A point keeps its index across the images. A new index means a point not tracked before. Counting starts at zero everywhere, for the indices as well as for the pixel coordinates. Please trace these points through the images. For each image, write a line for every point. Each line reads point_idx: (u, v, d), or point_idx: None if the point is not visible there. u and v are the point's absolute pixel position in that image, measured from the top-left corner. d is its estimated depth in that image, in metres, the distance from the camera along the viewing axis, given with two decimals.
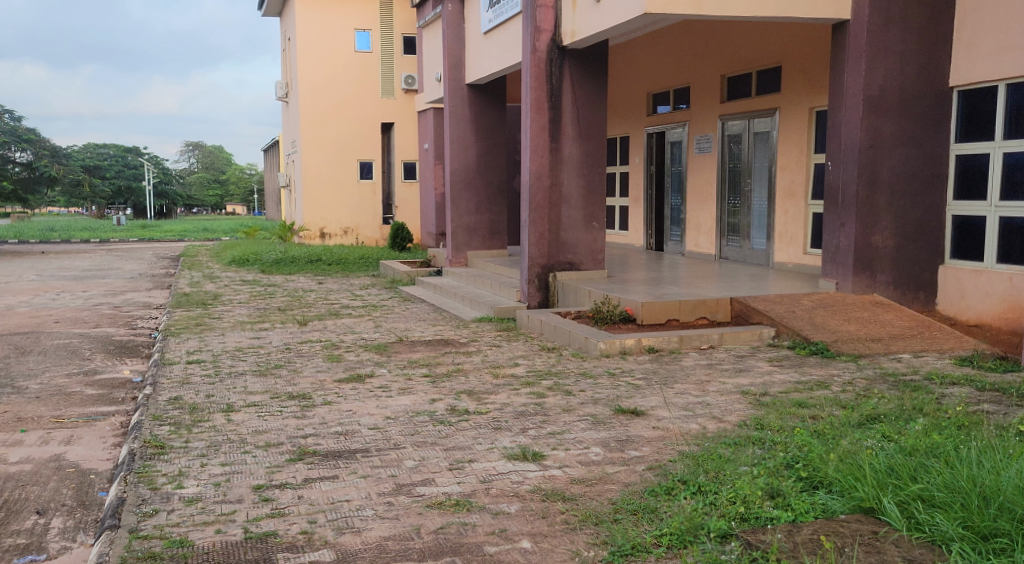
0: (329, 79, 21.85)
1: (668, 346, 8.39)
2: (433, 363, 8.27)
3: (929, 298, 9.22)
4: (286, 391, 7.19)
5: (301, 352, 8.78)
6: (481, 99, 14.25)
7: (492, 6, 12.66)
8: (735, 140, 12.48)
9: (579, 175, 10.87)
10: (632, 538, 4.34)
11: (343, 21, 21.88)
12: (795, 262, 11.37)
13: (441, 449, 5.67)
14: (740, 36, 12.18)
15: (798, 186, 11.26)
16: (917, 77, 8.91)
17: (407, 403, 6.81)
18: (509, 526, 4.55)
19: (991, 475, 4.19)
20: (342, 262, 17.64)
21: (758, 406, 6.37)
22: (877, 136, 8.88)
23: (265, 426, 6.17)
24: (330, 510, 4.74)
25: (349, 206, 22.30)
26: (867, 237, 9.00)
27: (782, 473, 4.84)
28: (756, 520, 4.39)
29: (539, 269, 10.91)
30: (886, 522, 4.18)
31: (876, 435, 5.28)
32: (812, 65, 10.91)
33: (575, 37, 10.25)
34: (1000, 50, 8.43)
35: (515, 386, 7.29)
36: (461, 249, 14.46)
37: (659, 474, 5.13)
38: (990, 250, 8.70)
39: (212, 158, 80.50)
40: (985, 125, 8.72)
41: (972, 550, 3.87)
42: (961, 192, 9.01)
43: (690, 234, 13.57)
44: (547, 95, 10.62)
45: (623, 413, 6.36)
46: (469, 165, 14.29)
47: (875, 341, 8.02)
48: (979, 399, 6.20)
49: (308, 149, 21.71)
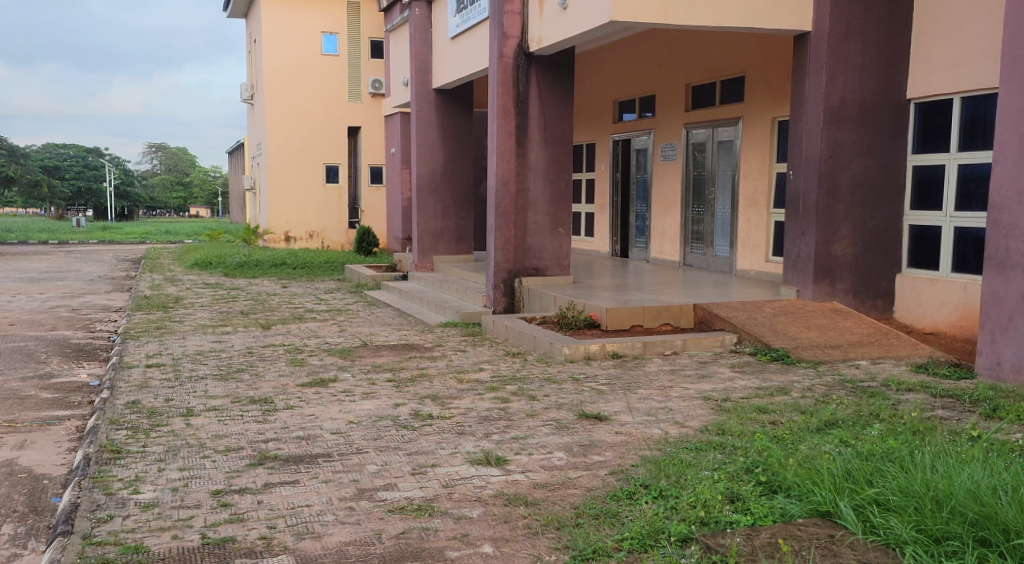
0: (296, 82, 21.74)
1: (632, 352, 8.44)
2: (397, 368, 8.25)
3: (887, 306, 9.38)
4: (247, 395, 7.14)
5: (263, 356, 8.73)
6: (448, 104, 14.27)
7: (459, 11, 12.67)
8: (700, 148, 12.61)
9: (545, 181, 10.92)
10: (593, 542, 4.36)
11: (310, 24, 21.79)
12: (757, 269, 11.48)
13: (403, 454, 5.67)
14: (704, 45, 12.31)
15: (761, 195, 11.39)
16: (876, 89, 9.06)
17: (371, 408, 6.80)
18: (471, 530, 4.56)
19: (944, 480, 4.26)
20: (307, 265, 17.55)
21: (720, 411, 6.43)
22: (837, 146, 9.01)
23: (225, 431, 6.13)
24: (290, 515, 4.72)
25: (315, 210, 22.20)
26: (827, 245, 9.13)
27: (742, 477, 4.92)
28: (716, 524, 4.43)
29: (505, 275, 10.92)
30: (842, 526, 4.25)
31: (834, 440, 5.36)
32: (775, 75, 11.04)
33: (542, 43, 10.29)
34: (955, 64, 8.60)
35: (479, 391, 7.31)
36: (427, 254, 14.46)
37: (621, 479, 5.17)
38: (945, 259, 8.87)
39: (176, 160, 79.63)
40: (941, 138, 8.87)
41: (925, 553, 3.92)
42: (918, 203, 9.17)
43: (655, 241, 13.66)
44: (514, 101, 10.66)
45: (587, 418, 6.40)
46: (435, 170, 14.28)
47: (834, 348, 8.14)
48: (934, 405, 6.31)
49: (273, 152, 21.57)
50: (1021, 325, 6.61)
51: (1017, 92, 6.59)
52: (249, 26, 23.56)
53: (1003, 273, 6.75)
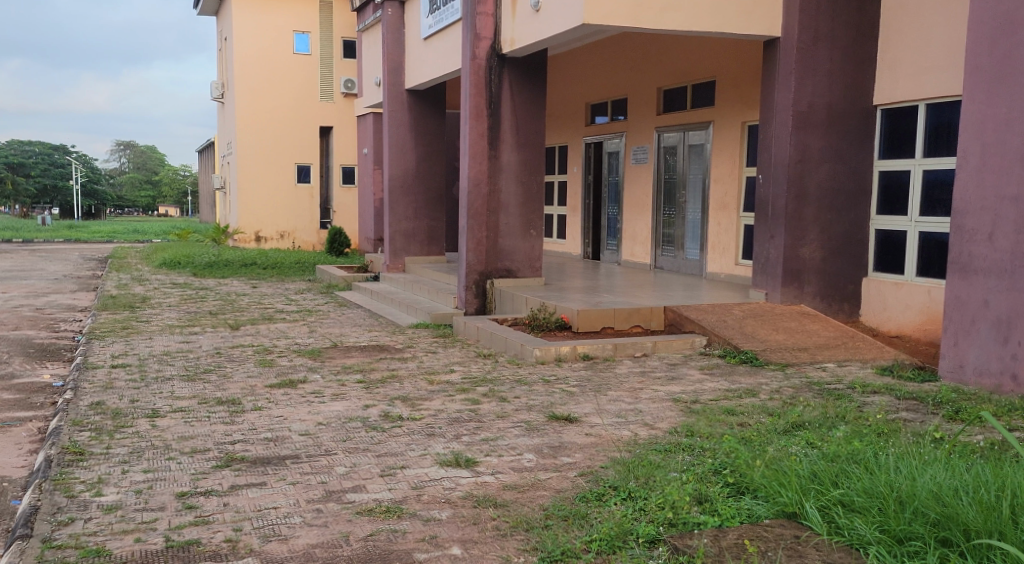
0: (267, 81, 21.61)
1: (603, 353, 8.46)
2: (367, 369, 8.22)
3: (853, 309, 9.49)
4: (215, 396, 7.09)
5: (232, 357, 8.67)
6: (420, 104, 14.23)
7: (432, 12, 12.66)
8: (671, 151, 12.67)
9: (516, 183, 10.93)
10: (562, 543, 4.37)
11: (282, 23, 21.67)
12: (726, 272, 11.56)
13: (373, 456, 5.65)
14: (675, 48, 12.39)
15: (730, 198, 11.48)
16: (844, 95, 9.15)
17: (340, 409, 6.77)
18: (439, 532, 4.56)
19: (907, 480, 4.30)
20: (277, 266, 17.45)
21: (689, 413, 6.47)
22: (806, 150, 9.09)
23: (192, 432, 6.08)
24: (256, 517, 4.69)
25: (286, 210, 22.08)
26: (796, 249, 9.21)
27: (710, 478, 4.97)
28: (684, 525, 4.47)
29: (476, 276, 10.92)
30: (807, 527, 4.29)
31: (801, 442, 5.41)
32: (744, 80, 11.13)
33: (514, 45, 10.30)
34: (921, 72, 8.72)
35: (450, 392, 7.30)
36: (398, 255, 14.42)
37: (591, 480, 5.18)
38: (910, 263, 8.99)
39: (144, 159, 78.80)
40: (906, 144, 8.99)
41: (888, 553, 3.96)
42: (884, 208, 9.28)
43: (627, 244, 13.71)
44: (486, 102, 10.66)
45: (557, 420, 6.41)
46: (408, 170, 14.26)
47: (801, 350, 8.22)
48: (898, 407, 6.39)
49: (244, 151, 21.41)
50: (982, 329, 6.72)
51: (982, 100, 6.68)
52: (220, 24, 23.41)
53: (966, 277, 6.84)
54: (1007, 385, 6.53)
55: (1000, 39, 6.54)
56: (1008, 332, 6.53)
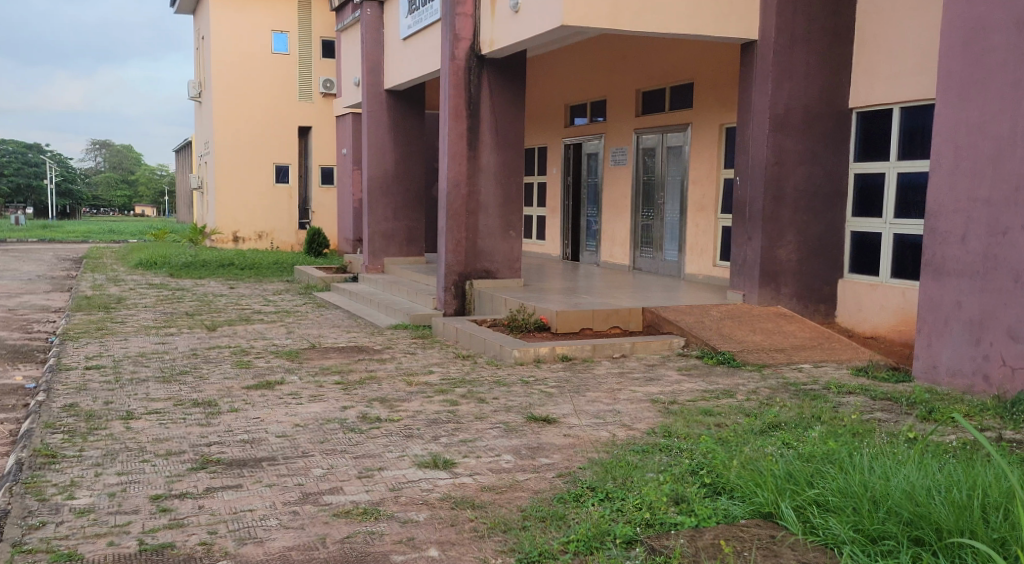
0: (245, 81, 21.50)
1: (582, 355, 8.47)
2: (345, 370, 8.19)
3: (829, 310, 9.56)
4: (190, 397, 7.04)
5: (208, 358, 8.61)
6: (399, 104, 14.20)
7: (411, 13, 12.63)
8: (649, 153, 12.71)
9: (496, 184, 10.93)
10: (539, 544, 4.37)
11: (260, 22, 21.56)
12: (704, 274, 11.61)
13: (350, 457, 5.63)
14: (654, 51, 12.43)
15: (708, 200, 11.53)
16: (820, 97, 9.22)
17: (317, 410, 6.74)
18: (417, 534, 4.55)
19: (881, 480, 4.33)
20: (254, 267, 17.37)
21: (667, 414, 6.49)
22: (782, 153, 9.14)
23: (167, 434, 6.03)
24: (231, 520, 4.66)
25: (264, 210, 21.97)
26: (772, 250, 9.26)
27: (687, 478, 4.99)
28: (661, 525, 4.49)
29: (456, 277, 10.92)
30: (782, 526, 4.31)
31: (777, 442, 5.44)
32: (722, 82, 11.19)
33: (493, 46, 10.30)
34: (896, 75, 8.80)
35: (427, 394, 7.28)
36: (377, 255, 14.39)
37: (568, 481, 5.19)
38: (885, 265, 9.08)
39: (120, 158, 78.24)
40: (882, 146, 9.08)
41: (862, 553, 3.98)
42: (860, 209, 9.36)
43: (606, 245, 13.74)
44: (465, 103, 10.65)
45: (535, 421, 6.41)
46: (387, 171, 14.23)
47: (778, 351, 8.27)
48: (872, 407, 6.44)
49: (222, 151, 21.28)
50: (955, 329, 6.78)
51: (955, 103, 6.74)
52: (198, 22, 23.26)
53: (939, 279, 6.91)
54: (979, 386, 6.60)
55: (973, 42, 6.60)
56: (980, 333, 6.59)
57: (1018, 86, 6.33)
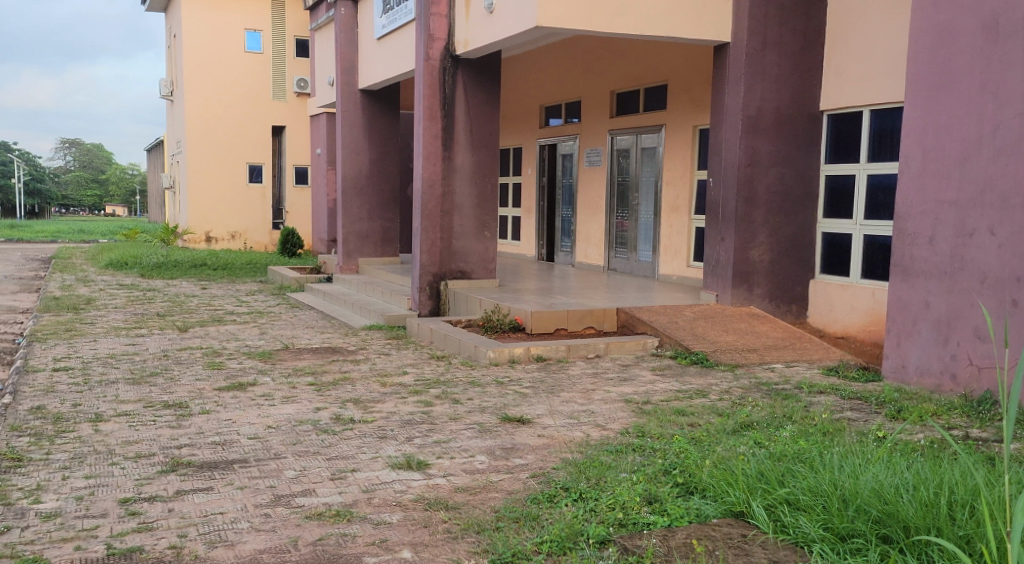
0: (218, 80, 21.36)
1: (556, 355, 8.48)
2: (319, 371, 8.16)
3: (801, 310, 9.64)
4: (161, 399, 6.98)
5: (179, 359, 8.55)
6: (374, 104, 14.15)
7: (385, 12, 12.59)
8: (623, 154, 12.76)
9: (470, 184, 10.92)
10: (513, 545, 4.37)
11: (232, 20, 21.43)
12: (678, 274, 11.67)
13: (323, 459, 5.60)
14: (628, 52, 12.48)
15: (682, 201, 11.58)
16: (792, 99, 9.29)
17: (290, 412, 6.71)
18: (390, 535, 4.53)
19: (852, 478, 4.36)
20: (227, 267, 17.26)
21: (641, 414, 6.51)
22: (755, 154, 9.20)
23: (136, 436, 5.98)
24: (202, 523, 4.63)
25: (237, 210, 21.83)
26: (745, 252, 9.31)
27: (660, 478, 5.01)
28: (634, 525, 4.50)
29: (430, 278, 10.90)
30: (754, 525, 4.34)
31: (749, 442, 5.47)
32: (695, 83, 11.25)
33: (468, 47, 10.29)
34: (866, 78, 8.89)
35: (402, 395, 7.26)
36: (351, 256, 14.35)
37: (542, 482, 5.19)
38: (855, 266, 9.18)
39: (91, 157, 77.48)
40: (852, 148, 9.17)
41: (831, 551, 4.01)
42: (831, 210, 9.45)
43: (580, 245, 13.78)
44: (440, 103, 10.63)
45: (509, 421, 6.41)
46: (361, 171, 14.18)
47: (750, 351, 8.32)
48: (843, 406, 6.49)
49: (194, 151, 21.11)
50: (924, 329, 6.85)
51: (923, 106, 6.81)
52: (170, 21, 23.07)
53: (908, 279, 6.98)
54: (948, 385, 6.67)
55: (941, 46, 6.68)
56: (948, 333, 6.66)
57: (984, 90, 6.40)
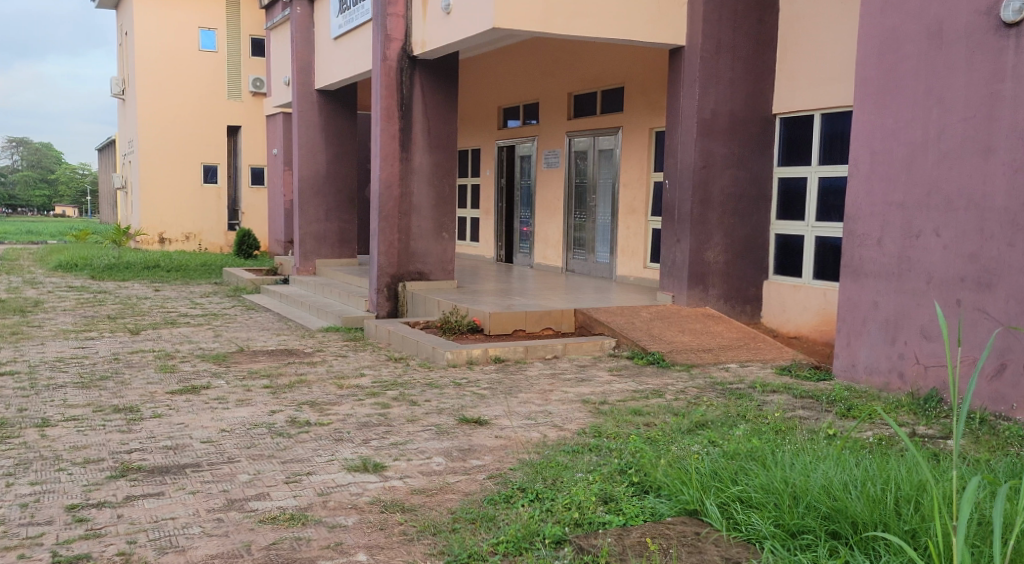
0: (171, 79, 21.07)
1: (514, 356, 8.49)
2: (274, 374, 8.07)
3: (755, 311, 9.76)
4: (111, 403, 6.86)
5: (131, 362, 8.42)
6: (330, 105, 14.04)
7: (342, 12, 12.50)
8: (581, 156, 12.81)
9: (428, 185, 10.89)
10: (468, 546, 4.36)
11: (186, 19, 21.16)
12: (635, 275, 11.74)
13: (277, 462, 5.55)
14: (585, 54, 12.54)
15: (639, 202, 11.65)
16: (745, 103, 9.39)
17: (245, 415, 6.63)
18: (345, 539, 4.50)
19: (802, 476, 4.41)
20: (181, 268, 17.07)
21: (598, 414, 6.54)
22: (709, 157, 9.27)
23: (85, 441, 5.87)
24: (152, 528, 4.56)
25: (192, 210, 21.56)
26: (700, 253, 9.38)
27: (616, 478, 5.03)
28: (589, 525, 4.51)
29: (388, 279, 10.85)
30: (707, 523, 4.37)
31: (703, 440, 5.52)
32: (651, 86, 11.33)
33: (426, 47, 10.25)
34: (817, 83, 9.03)
35: (359, 397, 7.22)
36: (309, 257, 14.24)
37: (499, 483, 5.19)
38: (807, 267, 9.34)
39: (40, 156, 75.96)
40: (803, 151, 9.32)
41: (782, 547, 4.06)
42: (783, 212, 9.59)
43: (539, 246, 13.81)
44: (397, 104, 10.59)
45: (467, 422, 6.41)
46: (318, 172, 14.09)
47: (706, 351, 8.40)
48: (795, 405, 6.57)
49: (147, 150, 20.80)
50: (873, 329, 6.97)
51: (871, 110, 6.93)
52: (121, 18, 22.70)
53: (857, 279, 7.09)
54: (895, 384, 6.79)
55: (887, 51, 6.80)
56: (895, 333, 6.78)
57: (929, 94, 6.52)
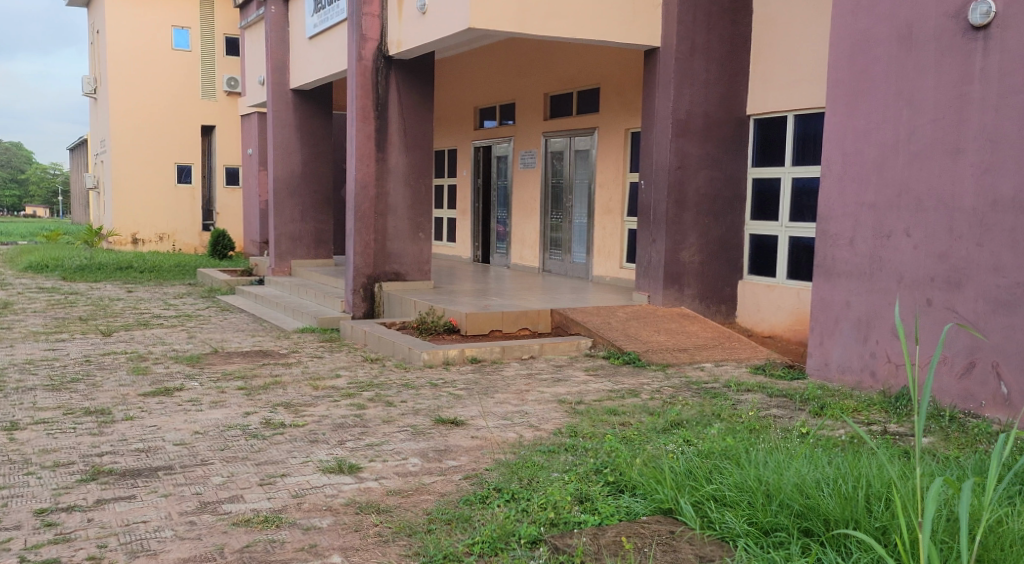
0: (143, 78, 20.88)
1: (491, 356, 8.47)
2: (249, 375, 8.01)
3: (730, 311, 9.81)
4: (81, 406, 6.79)
5: (102, 364, 8.33)
6: (305, 105, 13.97)
7: (317, 11, 12.44)
8: (557, 156, 12.81)
9: (404, 186, 10.86)
10: (444, 547, 4.35)
11: (159, 17, 20.98)
12: (611, 276, 11.77)
13: (251, 464, 5.51)
14: (561, 55, 12.56)
15: (615, 203, 11.68)
16: (719, 104, 9.43)
17: (219, 417, 6.58)
18: (320, 540, 4.47)
19: (775, 474, 4.43)
20: (154, 269, 16.92)
21: (574, 414, 6.54)
22: (684, 157, 9.30)
23: (54, 445, 5.80)
24: (123, 532, 4.51)
25: (166, 211, 21.39)
26: (676, 253, 9.40)
27: (591, 477, 5.03)
28: (565, 525, 4.50)
29: (364, 280, 10.81)
30: (682, 522, 4.38)
31: (678, 440, 5.53)
32: (626, 87, 11.37)
33: (401, 47, 10.22)
34: (790, 85, 9.09)
35: (334, 398, 7.19)
36: (284, 258, 14.16)
37: (475, 483, 5.18)
38: (781, 267, 9.40)
39: (10, 156, 75.06)
40: (777, 152, 9.38)
41: (755, 544, 4.07)
42: (758, 213, 9.64)
43: (515, 246, 13.81)
44: (373, 104, 10.54)
45: (443, 423, 6.39)
46: (293, 172, 14.01)
47: (681, 351, 8.42)
48: (769, 404, 6.60)
49: (119, 150, 20.61)
50: (845, 328, 7.02)
51: (843, 112, 6.98)
52: (92, 16, 22.47)
53: (830, 279, 7.14)
54: (867, 382, 6.84)
55: (858, 53, 6.85)
56: (868, 332, 6.83)
57: (900, 96, 6.58)
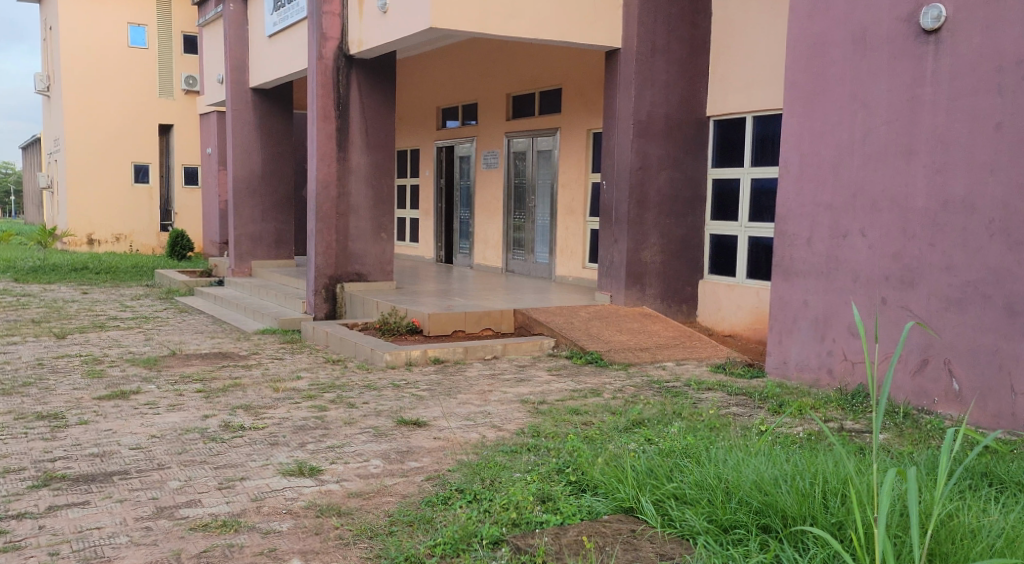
0: (98, 77, 20.56)
1: (453, 357, 8.43)
2: (207, 378, 7.90)
3: (691, 310, 9.86)
4: (34, 410, 6.65)
5: (56, 368, 8.16)
6: (265, 104, 13.83)
7: (276, 10, 12.32)
8: (520, 156, 12.80)
9: (366, 186, 10.78)
10: (405, 549, 4.31)
11: (114, 15, 20.66)
12: (574, 275, 11.78)
13: (210, 468, 5.43)
14: (523, 55, 12.56)
15: (577, 203, 11.70)
16: (680, 105, 9.48)
17: (176, 420, 6.48)
18: (279, 544, 4.41)
19: (734, 471, 4.46)
20: (111, 270, 16.66)
21: (536, 414, 6.53)
22: (645, 158, 9.33)
23: (5, 450, 5.68)
24: (76, 539, 4.42)
25: (123, 211, 21.07)
26: (637, 253, 9.43)
27: (553, 477, 5.02)
28: (526, 525, 4.48)
29: (326, 280, 10.72)
30: (643, 521, 4.38)
31: (639, 439, 5.54)
32: (587, 87, 11.40)
33: (361, 46, 10.15)
34: (749, 86, 9.17)
35: (295, 400, 7.11)
36: (244, 258, 14.00)
37: (437, 484, 5.15)
38: (741, 267, 9.47)
39: None
40: (736, 153, 9.46)
41: (715, 541, 4.08)
42: (718, 213, 9.71)
43: (478, 246, 13.78)
44: (333, 104, 10.46)
45: (405, 424, 6.35)
46: (253, 172, 13.86)
47: (643, 350, 8.44)
48: (729, 402, 6.64)
49: (74, 150, 20.26)
50: (804, 327, 7.08)
51: (801, 113, 7.03)
52: (45, 14, 22.08)
53: (789, 279, 7.19)
54: (825, 380, 6.91)
55: (815, 55, 6.91)
56: (825, 330, 6.90)
57: (856, 97, 6.65)
